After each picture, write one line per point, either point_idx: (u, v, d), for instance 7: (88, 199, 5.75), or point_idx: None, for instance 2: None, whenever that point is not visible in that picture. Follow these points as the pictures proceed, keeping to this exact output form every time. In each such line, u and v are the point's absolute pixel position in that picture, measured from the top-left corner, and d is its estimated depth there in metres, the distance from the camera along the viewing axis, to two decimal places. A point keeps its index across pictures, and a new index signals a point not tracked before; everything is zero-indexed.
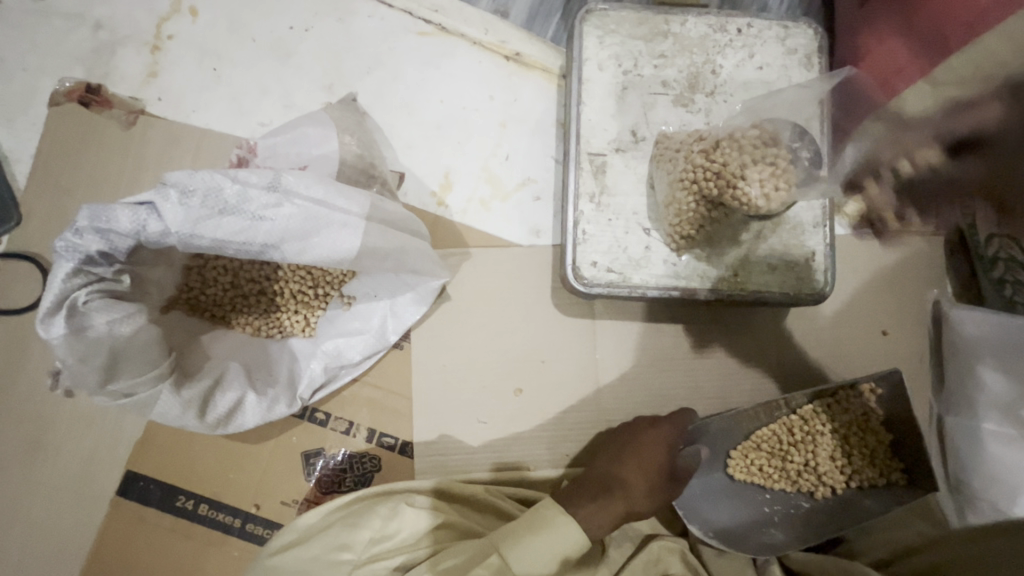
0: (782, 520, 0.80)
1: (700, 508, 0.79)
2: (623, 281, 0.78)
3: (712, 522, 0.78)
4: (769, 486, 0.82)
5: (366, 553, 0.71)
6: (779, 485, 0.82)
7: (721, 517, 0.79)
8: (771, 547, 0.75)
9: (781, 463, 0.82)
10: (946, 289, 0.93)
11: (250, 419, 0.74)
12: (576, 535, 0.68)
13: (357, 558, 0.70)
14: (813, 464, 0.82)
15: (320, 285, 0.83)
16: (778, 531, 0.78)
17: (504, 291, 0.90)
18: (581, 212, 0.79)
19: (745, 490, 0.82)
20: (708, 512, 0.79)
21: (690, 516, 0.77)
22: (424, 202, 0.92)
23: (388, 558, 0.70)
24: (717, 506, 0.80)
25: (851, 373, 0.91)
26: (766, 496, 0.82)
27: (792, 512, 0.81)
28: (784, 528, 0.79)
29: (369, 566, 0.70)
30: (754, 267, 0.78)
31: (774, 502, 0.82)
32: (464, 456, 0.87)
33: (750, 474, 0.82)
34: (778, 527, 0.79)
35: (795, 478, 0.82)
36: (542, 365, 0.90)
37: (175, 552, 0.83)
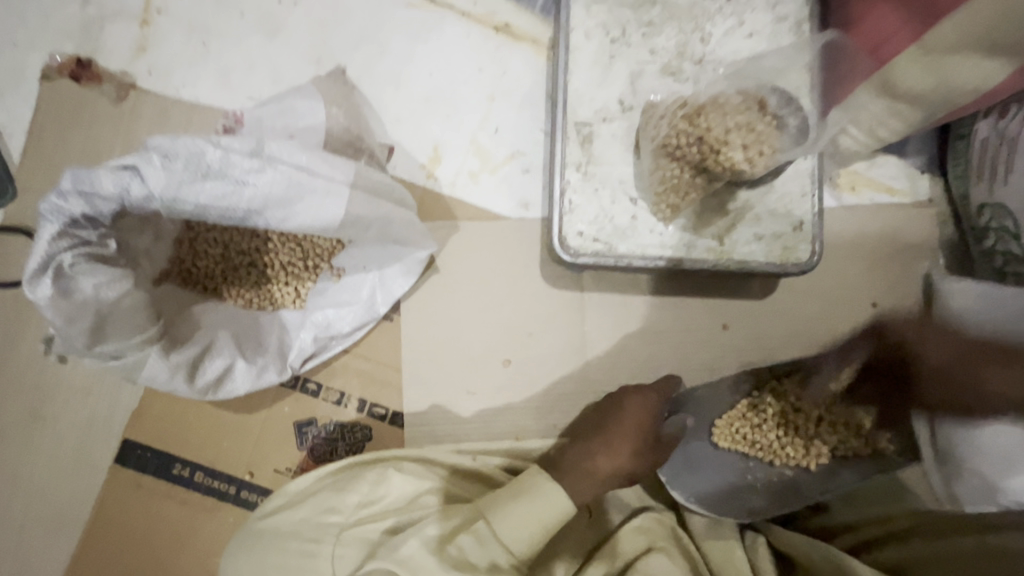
0: (766, 488, 0.81)
1: (685, 475, 0.80)
2: (609, 251, 0.78)
3: (695, 489, 0.79)
4: (754, 455, 0.83)
5: (355, 515, 0.71)
6: (766, 454, 0.82)
7: (703, 483, 0.80)
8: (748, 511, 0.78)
9: (766, 431, 0.82)
10: (938, 260, 0.92)
11: (239, 387, 0.75)
12: (563, 500, 0.69)
13: (346, 520, 0.71)
14: (798, 434, 0.82)
15: (310, 257, 0.85)
16: (759, 498, 0.79)
17: (491, 263, 0.91)
18: (566, 182, 0.79)
19: (731, 459, 0.82)
20: (690, 479, 0.80)
21: (673, 483, 0.78)
22: (413, 174, 0.92)
23: (377, 520, 0.70)
24: (700, 474, 0.80)
25: (840, 344, 0.91)
26: (749, 464, 0.83)
27: (776, 480, 0.82)
28: (765, 496, 0.80)
29: (357, 528, 0.69)
30: (740, 236, 0.78)
31: (758, 470, 0.82)
32: (453, 426, 0.89)
33: (735, 442, 0.82)
34: (760, 493, 0.80)
35: (781, 447, 0.82)
36: (530, 337, 0.90)
37: (172, 517, 0.85)
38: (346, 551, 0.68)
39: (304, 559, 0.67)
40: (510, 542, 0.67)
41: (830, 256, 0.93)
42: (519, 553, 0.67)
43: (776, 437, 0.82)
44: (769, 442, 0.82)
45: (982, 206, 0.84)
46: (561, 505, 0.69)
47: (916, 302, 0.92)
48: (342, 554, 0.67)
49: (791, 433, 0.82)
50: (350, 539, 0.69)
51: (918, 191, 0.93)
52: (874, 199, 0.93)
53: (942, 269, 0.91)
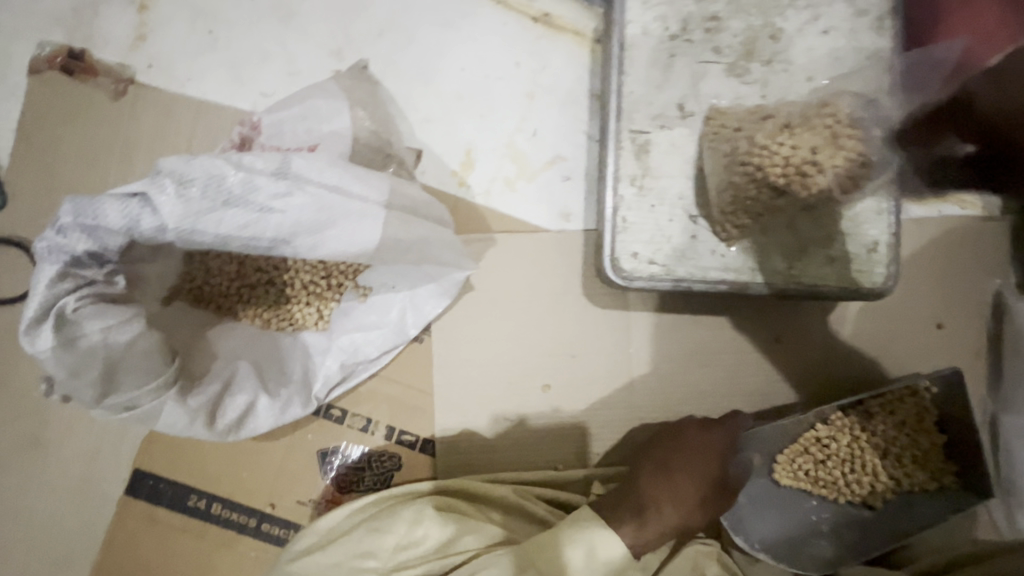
0: (830, 529, 0.77)
1: (748, 520, 0.75)
2: (667, 275, 0.71)
3: (760, 534, 0.75)
4: (817, 492, 0.78)
5: (392, 561, 0.66)
6: (829, 492, 0.78)
7: (766, 527, 0.76)
8: (819, 561, 0.73)
9: (829, 467, 0.77)
10: (1010, 278, 0.86)
11: (263, 423, 0.69)
12: (617, 548, 0.63)
13: (381, 567, 0.66)
14: (862, 466, 0.77)
15: (333, 274, 0.78)
16: (827, 543, 0.75)
17: (529, 279, 0.84)
18: (620, 198, 0.71)
19: (792, 496, 0.78)
20: (752, 522, 0.75)
21: (737, 529, 0.73)
22: (444, 181, 0.84)
23: (413, 568, 0.66)
24: (762, 516, 0.76)
25: (902, 368, 0.85)
26: (812, 503, 0.78)
27: (839, 520, 0.77)
28: (832, 539, 0.76)
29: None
30: (811, 259, 0.71)
31: (822, 509, 0.78)
32: (489, 455, 0.83)
33: (798, 480, 0.77)
34: (826, 537, 0.76)
35: (846, 484, 0.77)
36: (571, 360, 0.84)
37: (189, 551, 0.80)
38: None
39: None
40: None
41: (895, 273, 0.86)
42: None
43: (841, 474, 0.77)
44: (834, 479, 0.77)
45: None
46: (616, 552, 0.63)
47: (984, 323, 0.86)
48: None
49: (856, 469, 0.77)
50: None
51: (991, 204, 0.86)
52: (944, 211, 0.86)
53: (1014, 288, 0.85)
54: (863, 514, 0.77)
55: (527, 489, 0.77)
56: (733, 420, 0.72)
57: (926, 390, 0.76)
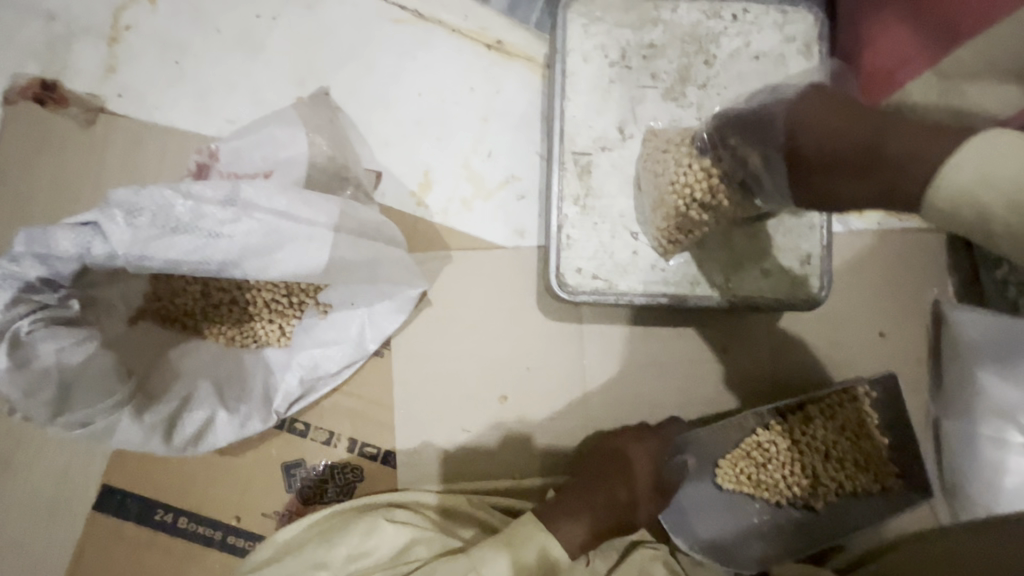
0: (771, 531, 0.79)
1: (687, 520, 0.77)
2: (609, 289, 0.74)
3: (701, 535, 0.77)
4: (760, 496, 0.80)
5: (345, 570, 0.69)
6: (771, 494, 0.80)
7: (708, 528, 0.78)
8: (754, 561, 0.76)
9: (771, 470, 0.79)
10: (947, 287, 0.89)
11: (221, 439, 0.71)
12: (558, 549, 0.66)
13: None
14: (803, 469, 0.80)
15: (294, 293, 0.80)
16: (766, 545, 0.78)
17: (485, 294, 0.87)
18: (564, 216, 0.75)
19: (735, 501, 0.79)
20: (696, 524, 0.77)
21: (674, 529, 0.76)
22: (402, 201, 0.88)
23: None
24: (705, 518, 0.78)
25: (847, 374, 0.88)
26: (756, 505, 0.80)
27: (781, 521, 0.79)
28: (772, 541, 0.78)
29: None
30: (747, 272, 0.75)
31: (764, 512, 0.79)
32: (449, 465, 0.85)
33: (739, 483, 0.79)
34: (766, 538, 0.78)
35: (786, 485, 0.80)
36: (526, 373, 0.87)
37: (156, 564, 0.82)
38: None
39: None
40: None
41: (838, 284, 0.89)
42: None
43: (781, 476, 0.80)
44: (774, 481, 0.79)
45: None
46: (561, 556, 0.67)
47: (926, 331, 0.89)
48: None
49: (797, 472, 0.80)
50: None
51: None
52: (883, 223, 0.90)
53: (951, 296, 0.89)
54: (804, 516, 0.79)
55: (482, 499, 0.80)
56: (673, 426, 0.78)
57: (865, 395, 0.80)
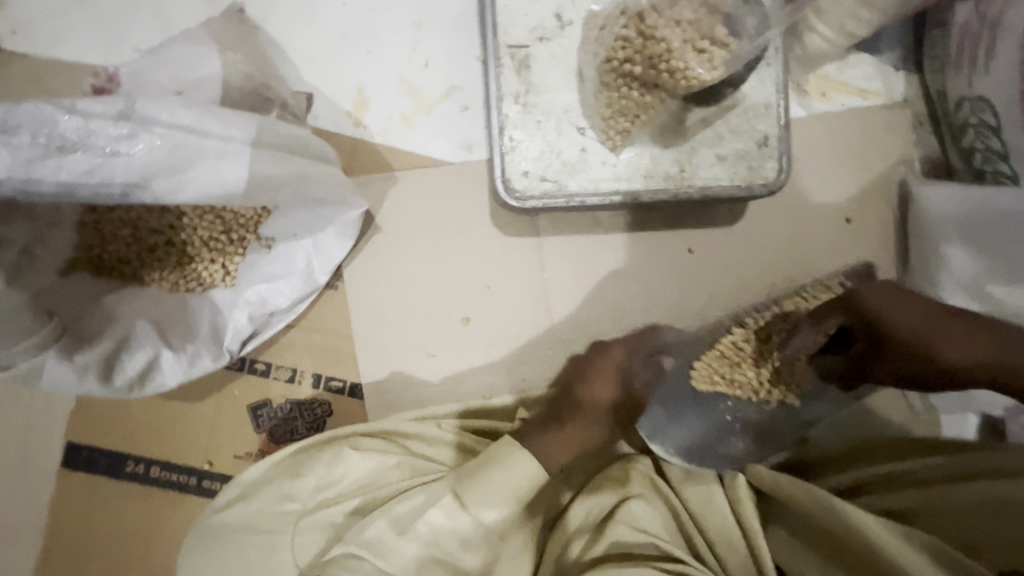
0: (746, 429, 0.78)
1: (661, 427, 0.78)
2: (559, 191, 0.70)
3: (678, 440, 0.77)
4: (733, 394, 0.79)
5: (315, 500, 0.67)
6: (745, 393, 0.79)
7: (684, 433, 0.77)
8: (728, 460, 0.76)
9: (744, 368, 0.79)
10: (914, 165, 0.87)
11: (170, 380, 0.69)
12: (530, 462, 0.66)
13: (303, 507, 0.66)
14: (778, 364, 0.79)
15: (233, 229, 0.77)
16: (739, 442, 0.78)
17: (437, 214, 0.83)
18: (505, 116, 0.70)
19: (709, 399, 0.78)
20: (669, 430, 0.77)
21: (652, 437, 0.78)
22: (339, 124, 0.82)
23: (340, 504, 0.66)
24: (680, 423, 0.78)
25: (815, 263, 0.86)
26: (729, 404, 0.79)
27: (757, 418, 0.78)
28: (745, 437, 0.78)
29: (314, 515, 0.65)
30: (702, 159, 0.71)
31: (737, 409, 0.78)
32: (418, 391, 0.83)
33: (713, 383, 0.79)
34: (740, 436, 0.78)
35: (762, 383, 0.79)
36: (487, 292, 0.84)
37: (134, 515, 0.82)
38: (308, 537, 0.64)
39: (264, 551, 0.64)
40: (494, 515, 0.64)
41: (802, 172, 0.86)
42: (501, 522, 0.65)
43: (756, 374, 0.79)
44: (749, 378, 0.79)
45: (959, 100, 0.78)
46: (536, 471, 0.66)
47: (893, 211, 0.87)
48: (304, 540, 0.64)
49: (775, 370, 0.79)
50: (309, 526, 0.65)
51: (891, 91, 0.87)
52: (846, 104, 0.86)
53: (918, 174, 0.86)
54: (780, 412, 0.78)
55: (457, 424, 0.77)
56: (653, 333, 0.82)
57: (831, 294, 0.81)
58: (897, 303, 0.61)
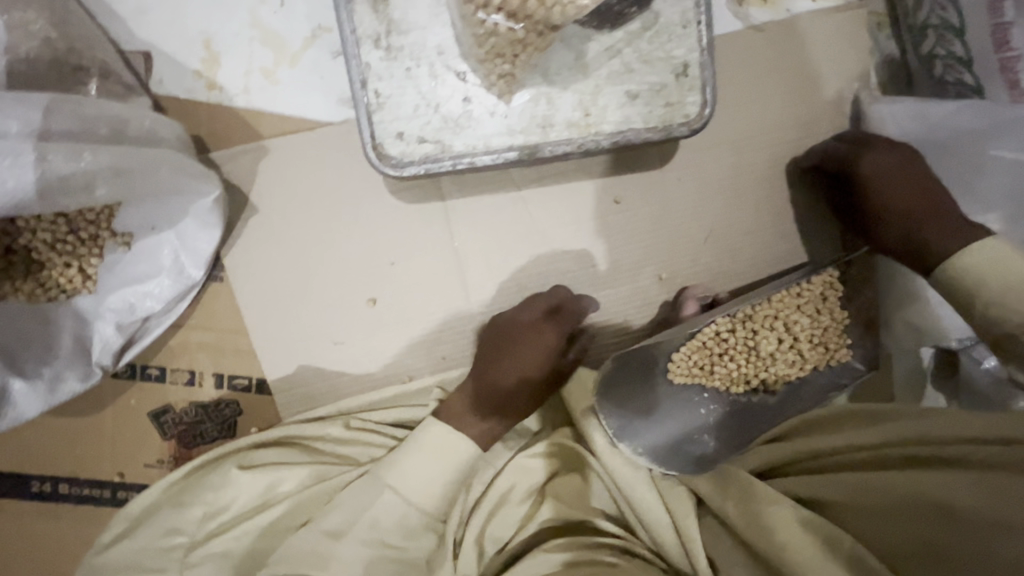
0: (716, 423, 0.70)
1: (635, 423, 0.65)
2: (442, 153, 0.59)
3: (648, 437, 0.65)
4: (709, 385, 0.71)
5: (203, 530, 0.62)
6: (722, 382, 0.71)
7: (660, 431, 0.66)
8: (702, 460, 0.66)
9: (730, 358, 0.71)
10: (869, 79, 0.75)
11: (27, 410, 0.61)
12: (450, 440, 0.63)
13: (190, 540, 0.62)
14: (759, 354, 0.71)
15: (80, 227, 0.67)
16: (712, 438, 0.69)
17: (322, 186, 0.73)
18: (367, 66, 0.58)
19: (682, 392, 0.70)
20: (642, 426, 0.65)
21: (620, 435, 0.63)
22: (189, 88, 0.70)
23: (228, 535, 0.62)
24: (652, 421, 0.67)
25: (760, 200, 0.77)
26: (703, 395, 0.71)
27: (728, 414, 0.71)
28: (715, 433, 0.69)
29: (204, 547, 0.61)
30: (608, 99, 0.60)
31: (711, 401, 0.71)
32: (330, 382, 0.76)
33: (692, 375, 0.70)
34: (710, 431, 0.70)
35: (741, 374, 0.71)
36: (391, 268, 0.75)
37: (40, 540, 0.75)
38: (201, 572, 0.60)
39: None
40: (415, 504, 0.60)
41: (734, 97, 0.76)
42: (432, 511, 0.60)
43: (737, 366, 0.71)
44: (728, 369, 0.71)
45: None
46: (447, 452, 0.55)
47: None
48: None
49: (756, 361, 0.71)
50: (201, 558, 0.61)
51: None
52: (792, 9, 0.76)
53: (873, 89, 0.75)
54: (753, 400, 0.72)
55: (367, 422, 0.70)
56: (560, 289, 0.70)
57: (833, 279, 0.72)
58: (897, 178, 0.65)
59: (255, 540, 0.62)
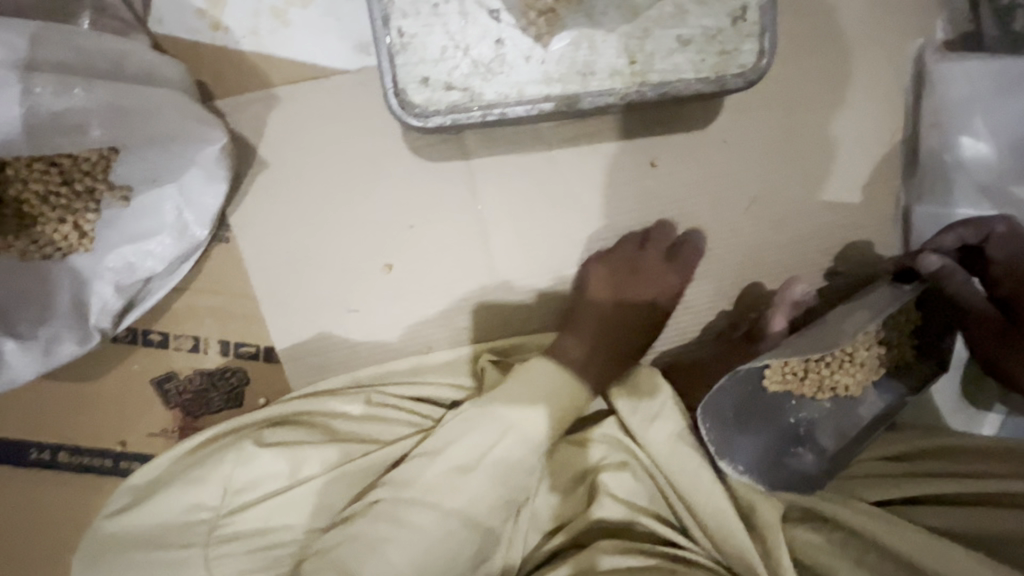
0: (807, 433, 0.62)
1: (730, 438, 0.57)
2: (471, 102, 0.54)
3: (745, 454, 0.57)
4: (797, 392, 0.63)
5: (228, 505, 0.57)
6: (810, 390, 0.63)
7: (755, 445, 0.58)
8: (804, 480, 0.57)
9: (821, 364, 0.62)
10: (932, 34, 0.69)
11: (22, 372, 0.58)
12: None
13: (214, 517, 0.56)
14: (855, 360, 0.62)
15: (77, 178, 0.61)
16: (808, 452, 0.60)
17: (337, 142, 0.68)
18: (390, 1, 0.52)
19: (769, 402, 0.62)
20: (738, 440, 0.57)
21: (721, 450, 0.56)
22: (192, 29, 0.64)
23: (255, 510, 0.56)
24: (746, 430, 0.58)
25: (810, 167, 0.71)
26: (790, 403, 0.63)
27: (819, 422, 0.62)
28: (811, 445, 0.61)
29: (232, 522, 0.56)
30: (657, 45, 0.54)
31: (799, 410, 0.62)
32: (343, 352, 0.71)
33: (784, 381, 0.62)
34: (807, 443, 0.61)
35: (833, 380, 0.62)
36: (411, 233, 0.70)
37: (40, 508, 0.72)
38: (227, 553, 0.55)
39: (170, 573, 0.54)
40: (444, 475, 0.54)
41: (784, 52, 0.69)
42: None
43: (829, 371, 0.62)
44: (821, 374, 0.62)
45: None
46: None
47: (905, 96, 0.70)
48: (222, 559, 0.55)
49: (848, 365, 0.63)
50: (227, 537, 0.56)
51: None
52: None
53: (937, 45, 0.69)
54: (845, 411, 0.63)
55: (397, 402, 0.65)
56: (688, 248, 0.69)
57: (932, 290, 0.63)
58: None
59: (282, 522, 0.56)
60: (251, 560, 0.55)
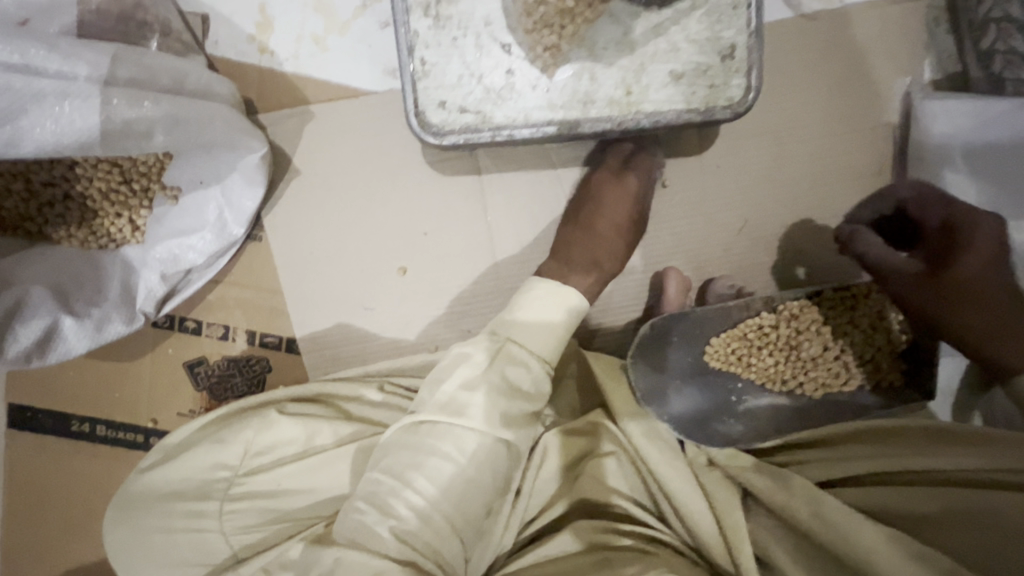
0: (745, 411, 0.73)
1: (664, 394, 0.69)
2: (482, 123, 0.60)
3: (676, 408, 0.69)
4: (743, 373, 0.73)
5: (245, 465, 0.63)
6: (754, 374, 0.73)
7: (687, 404, 0.70)
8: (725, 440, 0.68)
9: (765, 354, 0.72)
10: (920, 75, 0.74)
11: (76, 346, 0.65)
12: None
13: (231, 480, 0.62)
14: (799, 355, 0.72)
15: (133, 179, 0.70)
16: (738, 424, 0.71)
17: (363, 154, 0.75)
18: (414, 33, 0.59)
19: (716, 379, 0.73)
20: (671, 395, 0.70)
21: (649, 399, 0.67)
22: (242, 52, 0.73)
23: (268, 473, 0.62)
24: (686, 389, 0.71)
25: (800, 192, 0.75)
26: (736, 384, 0.73)
27: (758, 406, 0.73)
28: (743, 420, 0.71)
29: (247, 482, 0.62)
30: (651, 78, 0.60)
31: (744, 392, 0.73)
32: (357, 346, 0.78)
33: (728, 362, 0.72)
34: (740, 418, 0.72)
35: (778, 372, 0.73)
36: (424, 239, 0.76)
37: (78, 475, 0.79)
38: (237, 509, 0.61)
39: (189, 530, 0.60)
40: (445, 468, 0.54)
41: (778, 86, 0.75)
42: None
43: (774, 361, 0.72)
44: (766, 364, 0.72)
45: None
46: (460, 419, 0.54)
47: (893, 131, 0.75)
48: (233, 513, 0.61)
49: (794, 360, 0.72)
50: (240, 494, 0.61)
51: None
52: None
53: (925, 85, 0.73)
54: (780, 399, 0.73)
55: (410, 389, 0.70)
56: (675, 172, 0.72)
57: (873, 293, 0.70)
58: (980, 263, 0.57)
59: (288, 486, 0.62)
60: (260, 517, 0.61)
